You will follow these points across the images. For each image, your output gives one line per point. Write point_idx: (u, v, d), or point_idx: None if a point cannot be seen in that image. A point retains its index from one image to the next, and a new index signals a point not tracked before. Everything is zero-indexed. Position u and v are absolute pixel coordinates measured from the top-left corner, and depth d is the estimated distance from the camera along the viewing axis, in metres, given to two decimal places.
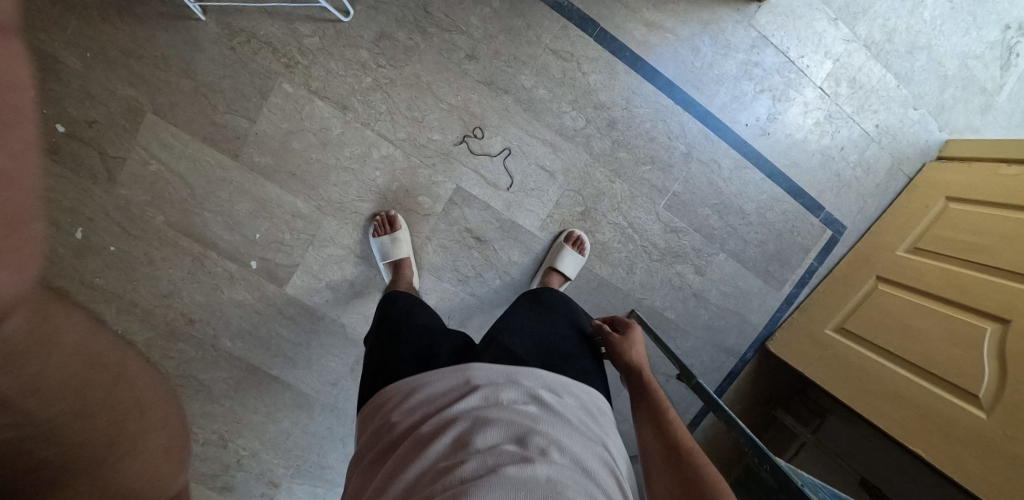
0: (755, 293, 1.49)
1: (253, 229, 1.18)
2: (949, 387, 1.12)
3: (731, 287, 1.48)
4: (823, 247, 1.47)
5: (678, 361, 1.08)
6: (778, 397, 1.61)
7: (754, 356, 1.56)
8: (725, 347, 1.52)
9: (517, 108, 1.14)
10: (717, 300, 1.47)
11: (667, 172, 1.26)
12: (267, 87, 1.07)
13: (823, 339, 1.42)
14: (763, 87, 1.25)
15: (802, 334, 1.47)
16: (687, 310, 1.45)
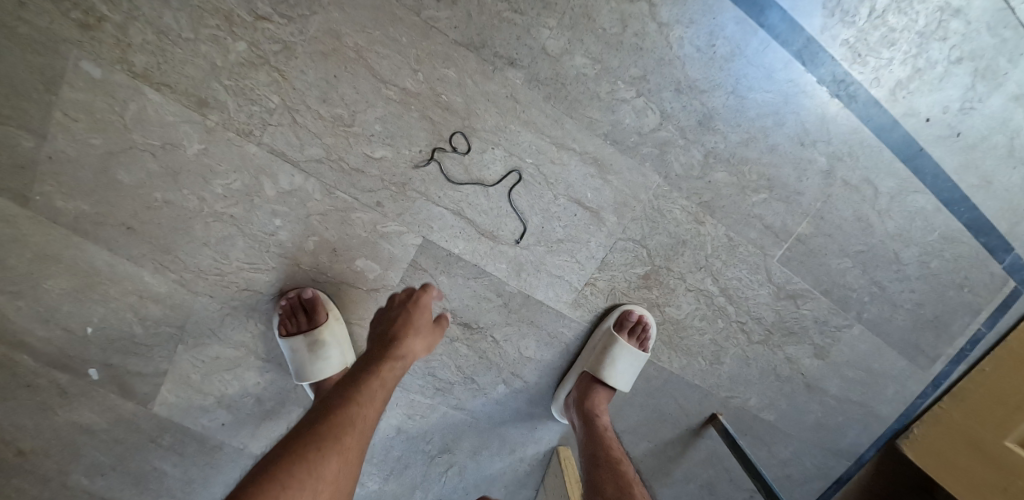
0: (893, 376, 0.95)
1: (79, 322, 0.67)
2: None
3: (860, 372, 0.93)
4: (1001, 304, 0.89)
5: None
6: None
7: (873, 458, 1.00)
8: (839, 449, 0.98)
9: (532, 95, 0.61)
10: (837, 391, 0.94)
11: (792, 205, 0.70)
12: (56, 67, 0.55)
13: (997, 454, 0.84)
14: (962, 54, 0.68)
15: (951, 436, 0.90)
16: (793, 409, 0.93)
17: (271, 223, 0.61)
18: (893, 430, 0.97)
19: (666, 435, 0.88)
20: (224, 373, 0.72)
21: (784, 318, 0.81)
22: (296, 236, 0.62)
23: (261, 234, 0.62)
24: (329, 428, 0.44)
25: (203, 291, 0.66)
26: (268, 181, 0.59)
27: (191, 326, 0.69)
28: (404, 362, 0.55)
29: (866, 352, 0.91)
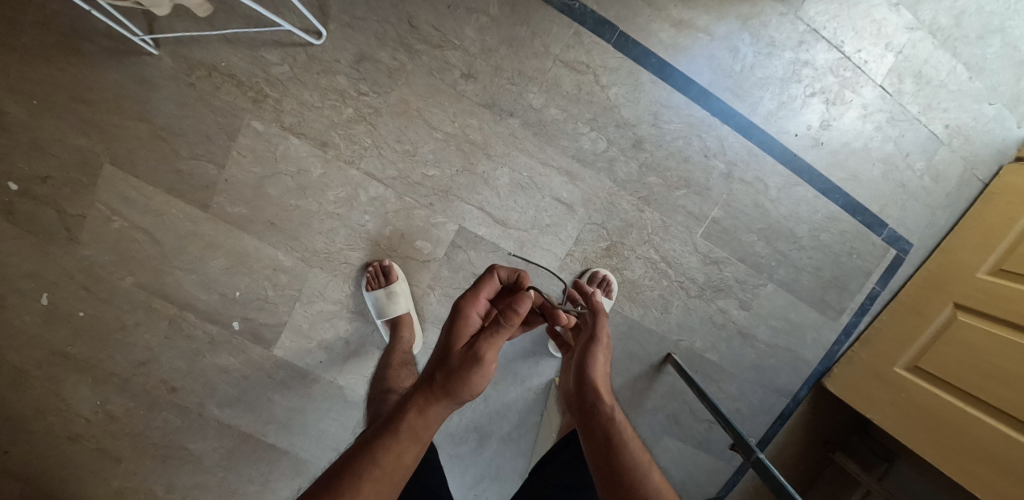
0: (810, 325, 1.24)
1: (232, 287, 1.04)
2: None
3: (782, 321, 1.23)
4: (885, 269, 1.23)
5: (733, 427, 0.89)
6: (836, 437, 1.34)
7: (808, 395, 1.29)
8: (776, 387, 1.27)
9: (525, 133, 0.98)
10: (766, 339, 1.23)
11: (706, 196, 1.08)
12: (234, 127, 0.93)
13: (892, 378, 1.16)
14: (815, 89, 1.06)
15: (867, 374, 1.21)
16: (731, 352, 1.22)
17: (363, 218, 0.98)
18: (819, 372, 1.28)
19: (635, 369, 1.19)
20: (326, 321, 1.09)
21: (713, 279, 1.15)
22: (378, 226, 0.99)
23: (356, 226, 0.99)
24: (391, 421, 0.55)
25: (317, 265, 1.02)
26: (363, 192, 0.97)
27: (307, 289, 1.05)
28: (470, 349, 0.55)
29: (782, 307, 1.22)
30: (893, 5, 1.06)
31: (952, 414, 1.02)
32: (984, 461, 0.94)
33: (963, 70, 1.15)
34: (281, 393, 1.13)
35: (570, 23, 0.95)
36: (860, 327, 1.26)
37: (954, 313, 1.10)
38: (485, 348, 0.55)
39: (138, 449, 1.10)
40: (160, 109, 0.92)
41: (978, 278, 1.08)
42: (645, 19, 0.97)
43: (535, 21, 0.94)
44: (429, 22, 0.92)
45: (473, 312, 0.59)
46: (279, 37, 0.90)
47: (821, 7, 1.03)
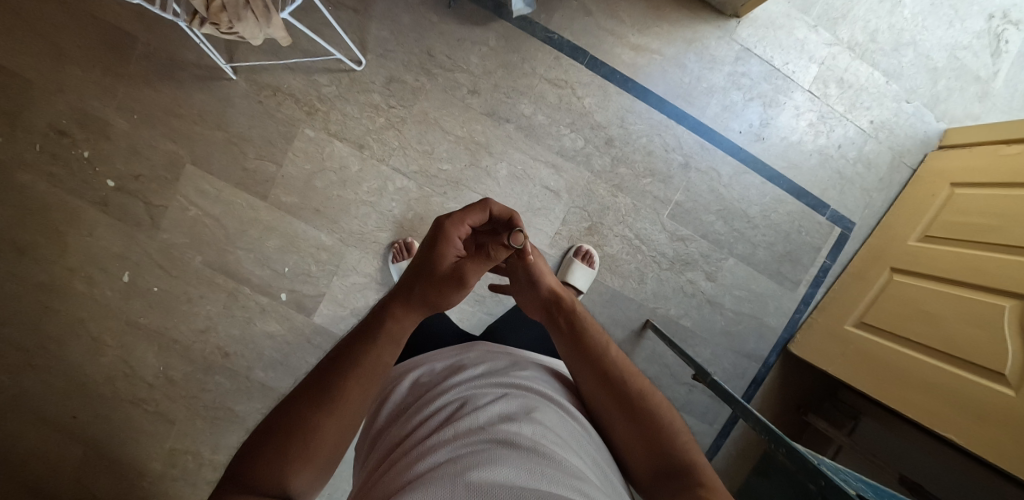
0: (770, 295, 1.37)
1: (282, 263, 1.30)
2: (970, 368, 1.00)
3: (745, 292, 1.37)
4: (834, 245, 1.38)
5: (694, 362, 1.08)
6: (807, 400, 1.43)
7: (778, 360, 1.41)
8: (746, 352, 1.38)
9: (518, 135, 1.29)
10: (732, 306, 1.37)
11: (668, 183, 1.32)
12: (292, 133, 1.28)
13: (843, 334, 1.28)
14: (752, 95, 1.33)
15: (825, 335, 1.32)
16: (702, 318, 1.36)
17: (390, 205, 1.29)
18: (785, 338, 1.40)
19: (618, 335, 1.35)
20: (358, 292, 1.32)
21: (680, 253, 1.34)
22: (402, 210, 1.29)
23: (385, 211, 1.29)
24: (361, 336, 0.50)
25: (353, 243, 1.30)
26: (390, 183, 1.28)
27: (343, 264, 1.30)
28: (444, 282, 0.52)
29: (743, 278, 1.36)
30: (811, 27, 1.32)
31: (894, 358, 1.15)
32: (917, 391, 1.08)
33: (881, 76, 1.35)
34: (317, 358, 1.32)
35: (551, 50, 1.29)
36: (817, 297, 1.39)
37: (891, 275, 1.25)
38: (465, 286, 0.53)
39: (191, 411, 1.32)
40: (232, 121, 1.29)
41: (910, 244, 1.24)
42: (608, 46, 1.29)
43: (524, 49, 1.28)
44: (444, 52, 1.27)
45: (452, 244, 0.53)
46: (329, 65, 1.27)
47: (750, 31, 1.31)
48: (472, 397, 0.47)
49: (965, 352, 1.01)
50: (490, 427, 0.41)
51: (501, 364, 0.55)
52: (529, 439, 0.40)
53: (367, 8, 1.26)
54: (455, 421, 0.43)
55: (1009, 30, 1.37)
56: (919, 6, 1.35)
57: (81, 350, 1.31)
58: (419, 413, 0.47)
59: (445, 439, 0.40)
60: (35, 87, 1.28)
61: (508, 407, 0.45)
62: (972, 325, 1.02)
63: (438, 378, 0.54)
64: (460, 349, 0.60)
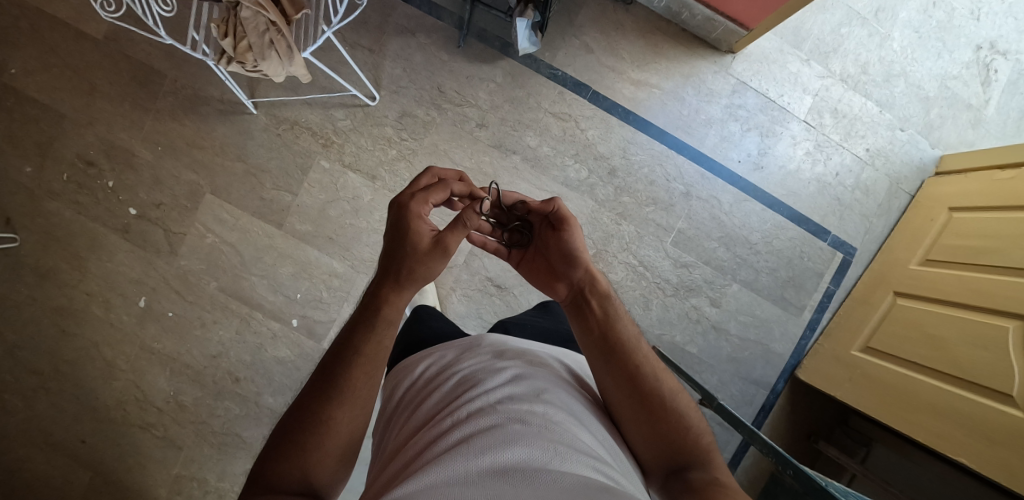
0: (776, 320, 1.39)
1: (294, 290, 1.34)
2: (976, 390, 1.01)
3: (750, 317, 1.39)
4: (837, 270, 1.39)
5: (700, 387, 1.09)
6: (818, 428, 1.41)
7: (785, 387, 1.40)
8: (754, 379, 1.38)
9: (525, 166, 1.34)
10: (737, 332, 1.38)
11: (670, 211, 1.36)
12: (308, 165, 1.34)
13: (848, 359, 1.29)
14: (749, 126, 1.38)
15: (831, 361, 1.32)
16: (707, 344, 1.37)
17: None
18: (792, 365, 1.39)
19: None
20: None
21: (684, 279, 1.37)
22: None
23: None
24: (360, 325, 0.52)
25: (364, 270, 1.34)
26: None
27: (354, 290, 1.34)
28: (426, 255, 0.54)
29: (748, 303, 1.38)
30: (804, 60, 1.38)
31: (900, 381, 1.16)
32: (925, 413, 1.09)
33: (874, 106, 1.40)
34: None
35: (555, 86, 1.35)
36: (823, 322, 1.39)
37: (895, 300, 1.27)
38: (448, 250, 0.55)
39: (199, 436, 1.33)
40: (252, 153, 1.35)
41: (911, 268, 1.26)
42: (609, 81, 1.36)
43: (529, 85, 1.34)
44: (453, 88, 1.34)
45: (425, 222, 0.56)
46: (345, 100, 1.33)
47: (745, 65, 1.37)
48: (483, 379, 0.48)
49: (971, 373, 1.02)
50: (500, 408, 0.43)
51: (500, 349, 0.55)
52: (537, 417, 0.41)
53: (381, 48, 1.34)
54: (467, 403, 0.44)
55: (997, 61, 1.42)
56: (907, 39, 1.41)
57: (94, 374, 1.33)
58: (433, 399, 0.49)
59: (458, 423, 0.41)
60: (67, 120, 1.35)
61: (517, 389, 0.46)
62: (977, 347, 1.03)
63: (450, 366, 0.55)
64: (469, 340, 0.61)
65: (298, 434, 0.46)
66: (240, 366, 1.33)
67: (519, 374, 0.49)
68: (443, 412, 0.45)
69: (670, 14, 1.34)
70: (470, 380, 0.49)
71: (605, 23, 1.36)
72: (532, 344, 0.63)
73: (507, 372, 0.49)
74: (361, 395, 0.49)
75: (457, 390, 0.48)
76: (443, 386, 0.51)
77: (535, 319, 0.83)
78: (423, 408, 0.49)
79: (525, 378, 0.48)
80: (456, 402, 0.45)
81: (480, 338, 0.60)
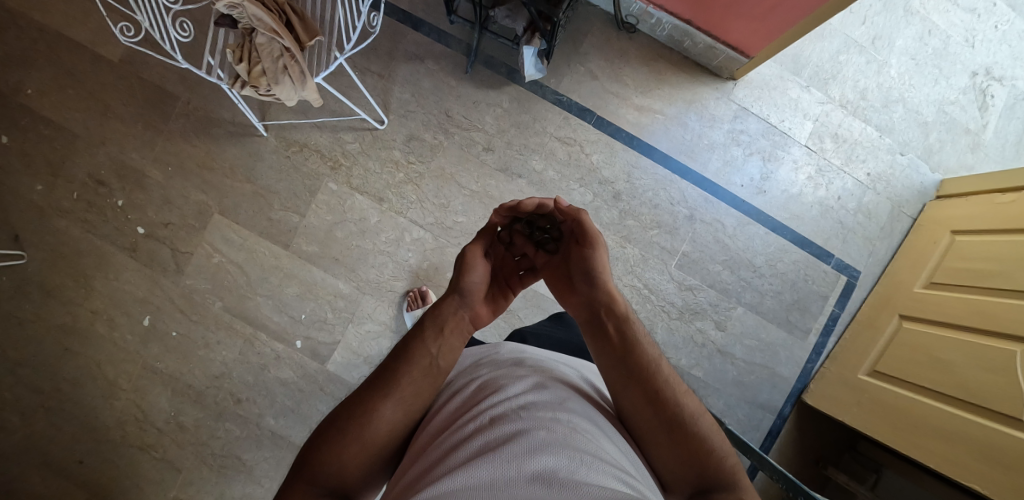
0: (782, 344, 1.38)
1: (299, 310, 1.34)
2: (985, 413, 0.99)
3: (756, 341, 1.38)
4: (842, 293, 1.39)
5: None
6: (826, 454, 1.39)
7: (792, 411, 1.38)
8: (760, 403, 1.37)
9: (530, 189, 1.36)
10: (743, 356, 1.37)
11: (674, 234, 1.37)
12: (316, 186, 1.36)
13: (855, 383, 1.28)
14: (751, 151, 1.40)
15: (838, 385, 1.31)
16: (713, 368, 1.36)
17: (407, 254, 1.34)
18: (799, 389, 1.38)
19: None
20: (372, 340, 1.34)
21: (689, 302, 1.37)
22: (418, 260, 1.34)
23: (401, 260, 1.35)
24: (420, 332, 0.54)
25: (369, 292, 1.34)
26: (407, 234, 1.35)
27: (358, 312, 1.34)
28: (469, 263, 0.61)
29: (753, 327, 1.38)
30: (804, 87, 1.41)
31: (906, 403, 1.14)
32: (934, 437, 1.07)
33: (874, 131, 1.42)
34: (327, 406, 1.32)
35: (560, 111, 1.38)
36: (829, 346, 1.38)
37: (900, 323, 1.26)
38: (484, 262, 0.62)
39: (198, 459, 1.31)
40: (261, 174, 1.37)
41: (916, 291, 1.26)
42: (613, 107, 1.39)
43: (534, 110, 1.37)
44: (461, 113, 1.37)
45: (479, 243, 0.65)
46: (354, 124, 1.36)
47: (746, 91, 1.40)
48: (505, 385, 0.47)
49: (977, 396, 1.01)
50: (524, 414, 0.42)
51: (522, 356, 0.55)
52: (563, 426, 0.40)
53: (390, 73, 1.37)
54: (489, 409, 0.43)
55: (993, 86, 1.45)
56: (904, 66, 1.44)
57: (95, 393, 1.32)
58: (452, 403, 0.49)
59: (480, 429, 0.41)
60: (80, 139, 1.38)
61: (541, 397, 0.45)
62: (983, 369, 1.01)
63: (471, 372, 0.55)
64: (491, 346, 0.61)
65: (343, 426, 0.46)
66: (243, 387, 1.32)
67: (542, 382, 0.49)
68: (462, 418, 0.44)
69: (673, 42, 1.37)
70: (490, 386, 0.48)
71: (609, 51, 1.39)
72: (549, 354, 0.62)
73: (529, 380, 0.49)
74: (408, 398, 0.49)
75: (477, 396, 0.48)
76: (462, 392, 0.51)
77: (553, 329, 0.82)
78: (442, 412, 0.49)
79: (547, 386, 0.48)
80: (476, 408, 0.44)
81: (504, 344, 0.60)
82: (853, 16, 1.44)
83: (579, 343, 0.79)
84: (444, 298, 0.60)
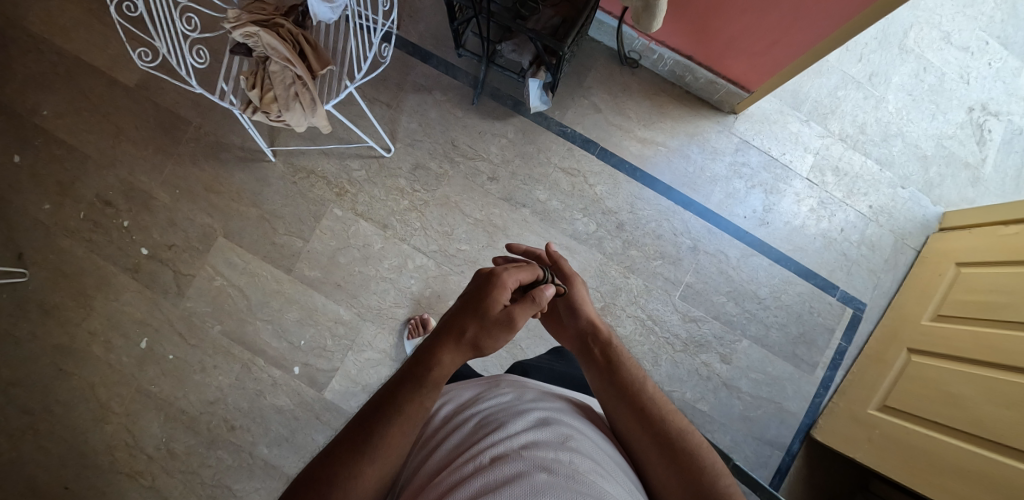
0: (788, 378, 1.35)
1: (299, 336, 1.33)
2: (995, 447, 0.93)
3: (762, 375, 1.35)
4: (848, 326, 1.37)
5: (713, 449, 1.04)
6: (838, 493, 1.34)
7: (801, 448, 1.34)
8: (768, 439, 1.33)
9: (534, 218, 1.37)
10: (750, 389, 1.34)
11: (678, 264, 1.37)
12: (321, 212, 1.37)
13: (865, 418, 1.23)
14: (753, 183, 1.41)
15: (847, 421, 1.27)
16: (719, 401, 1.33)
17: (409, 281, 1.34)
18: (807, 425, 1.34)
19: None
20: (371, 368, 1.32)
21: (693, 334, 1.35)
22: (420, 287, 1.34)
23: (403, 287, 1.34)
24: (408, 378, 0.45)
25: (370, 319, 1.33)
26: (410, 261, 1.35)
27: (359, 339, 1.32)
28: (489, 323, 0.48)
29: (759, 360, 1.35)
30: (803, 121, 1.44)
31: (912, 438, 1.10)
32: (953, 477, 0.99)
33: (874, 164, 1.43)
34: (323, 436, 1.29)
35: (564, 142, 1.40)
36: (836, 380, 1.36)
37: (909, 356, 1.22)
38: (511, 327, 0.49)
39: (188, 488, 1.27)
40: (267, 199, 1.38)
41: (922, 324, 1.23)
42: (616, 139, 1.41)
43: (539, 141, 1.40)
44: (466, 142, 1.39)
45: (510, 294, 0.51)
46: (361, 151, 1.38)
47: (747, 125, 1.43)
48: (506, 422, 0.44)
49: (992, 431, 0.94)
50: (525, 454, 0.38)
51: (523, 390, 0.52)
52: (565, 467, 0.36)
53: (398, 103, 1.40)
54: (489, 447, 0.39)
55: (990, 121, 1.47)
56: (901, 101, 1.46)
57: (87, 416, 1.30)
58: (450, 446, 0.45)
59: (477, 470, 0.37)
60: (90, 161, 1.40)
61: (542, 435, 0.41)
62: (999, 405, 0.94)
63: (469, 406, 0.51)
64: (490, 379, 0.58)
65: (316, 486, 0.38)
66: (238, 413, 1.30)
67: (544, 419, 0.45)
68: (461, 458, 0.40)
69: (674, 77, 1.41)
70: (490, 422, 0.45)
71: (612, 85, 1.43)
72: (554, 387, 0.60)
73: (531, 416, 0.45)
74: (391, 454, 0.42)
75: (476, 434, 0.44)
76: (461, 429, 0.47)
77: (554, 363, 0.80)
78: (437, 454, 0.45)
79: (550, 423, 0.44)
80: (475, 447, 0.40)
81: (504, 377, 0.58)
82: (849, 53, 1.48)
83: (581, 378, 0.77)
84: (443, 340, 0.48)
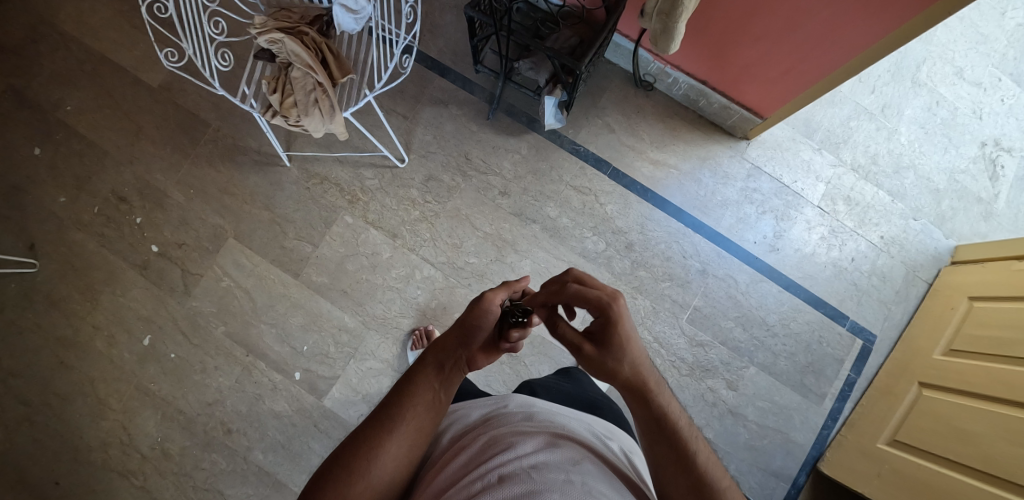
0: (796, 408, 1.33)
1: (302, 341, 1.32)
2: (998, 481, 0.91)
3: (769, 403, 1.33)
4: (858, 358, 1.35)
5: None
6: None
7: (808, 481, 1.31)
8: (773, 470, 1.30)
9: (544, 235, 1.37)
10: (756, 418, 1.32)
11: (686, 287, 1.36)
12: (331, 219, 1.38)
13: (875, 453, 1.19)
14: (764, 209, 1.41)
15: (857, 454, 1.24)
16: (722, 427, 1.31)
17: (415, 291, 1.34)
18: (814, 457, 1.31)
19: None
20: (372, 377, 1.31)
21: (699, 358, 1.34)
22: (426, 298, 1.33)
23: (409, 297, 1.34)
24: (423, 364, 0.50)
25: (375, 327, 1.33)
26: (418, 271, 1.35)
27: (362, 348, 1.32)
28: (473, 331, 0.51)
29: (766, 388, 1.33)
30: (815, 149, 1.44)
31: (922, 473, 1.06)
32: None
33: (886, 196, 1.42)
34: (319, 443, 1.27)
35: (577, 161, 1.41)
36: (845, 412, 1.33)
37: (920, 390, 1.19)
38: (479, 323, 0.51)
39: (178, 491, 1.25)
40: (279, 203, 1.39)
41: (934, 358, 1.21)
42: (629, 160, 1.42)
43: (551, 158, 1.41)
44: (480, 156, 1.40)
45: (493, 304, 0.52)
46: (376, 161, 1.40)
47: (759, 151, 1.43)
48: (515, 442, 0.42)
49: (997, 467, 0.92)
50: (536, 474, 0.36)
51: (528, 411, 0.51)
52: (577, 489, 0.35)
53: (415, 115, 1.42)
54: (497, 467, 0.38)
55: (1004, 157, 1.46)
56: (914, 134, 1.46)
57: (83, 411, 1.29)
58: (457, 460, 0.45)
59: (488, 487, 0.36)
60: (109, 157, 1.42)
61: (554, 456, 0.40)
62: (1006, 441, 0.92)
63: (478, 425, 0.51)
64: (498, 397, 0.57)
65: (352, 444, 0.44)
66: (236, 415, 1.29)
67: (553, 440, 0.44)
68: (470, 476, 0.39)
69: (688, 101, 1.42)
70: (498, 443, 0.44)
71: (626, 106, 1.44)
72: (564, 409, 0.58)
73: (540, 439, 0.44)
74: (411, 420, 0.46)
75: (484, 453, 0.43)
76: (470, 447, 0.46)
77: (563, 383, 0.79)
78: (446, 470, 0.44)
79: (559, 445, 0.43)
80: (484, 466, 0.39)
81: (514, 397, 0.57)
82: (862, 85, 1.49)
83: (585, 397, 0.75)
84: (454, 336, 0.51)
